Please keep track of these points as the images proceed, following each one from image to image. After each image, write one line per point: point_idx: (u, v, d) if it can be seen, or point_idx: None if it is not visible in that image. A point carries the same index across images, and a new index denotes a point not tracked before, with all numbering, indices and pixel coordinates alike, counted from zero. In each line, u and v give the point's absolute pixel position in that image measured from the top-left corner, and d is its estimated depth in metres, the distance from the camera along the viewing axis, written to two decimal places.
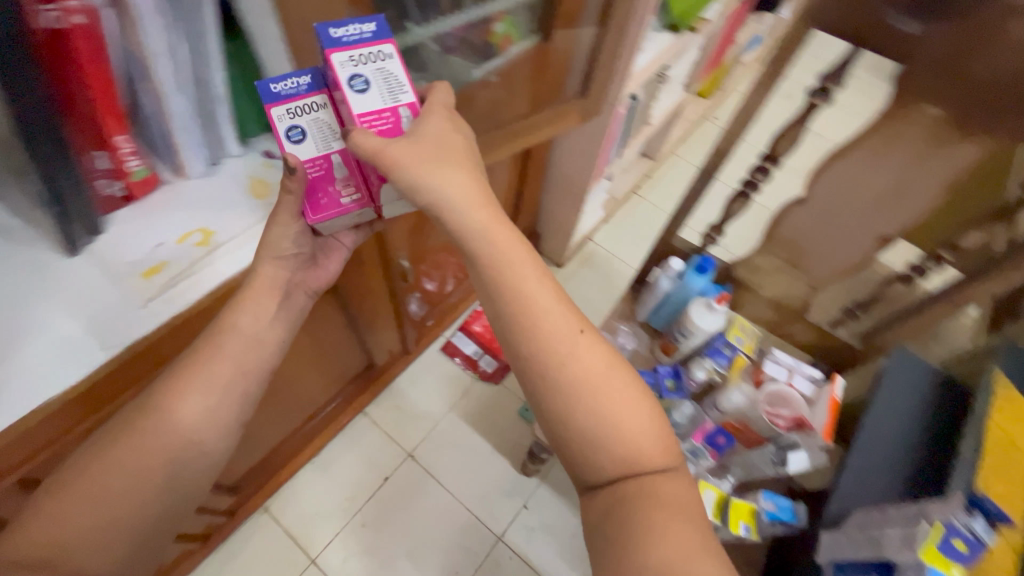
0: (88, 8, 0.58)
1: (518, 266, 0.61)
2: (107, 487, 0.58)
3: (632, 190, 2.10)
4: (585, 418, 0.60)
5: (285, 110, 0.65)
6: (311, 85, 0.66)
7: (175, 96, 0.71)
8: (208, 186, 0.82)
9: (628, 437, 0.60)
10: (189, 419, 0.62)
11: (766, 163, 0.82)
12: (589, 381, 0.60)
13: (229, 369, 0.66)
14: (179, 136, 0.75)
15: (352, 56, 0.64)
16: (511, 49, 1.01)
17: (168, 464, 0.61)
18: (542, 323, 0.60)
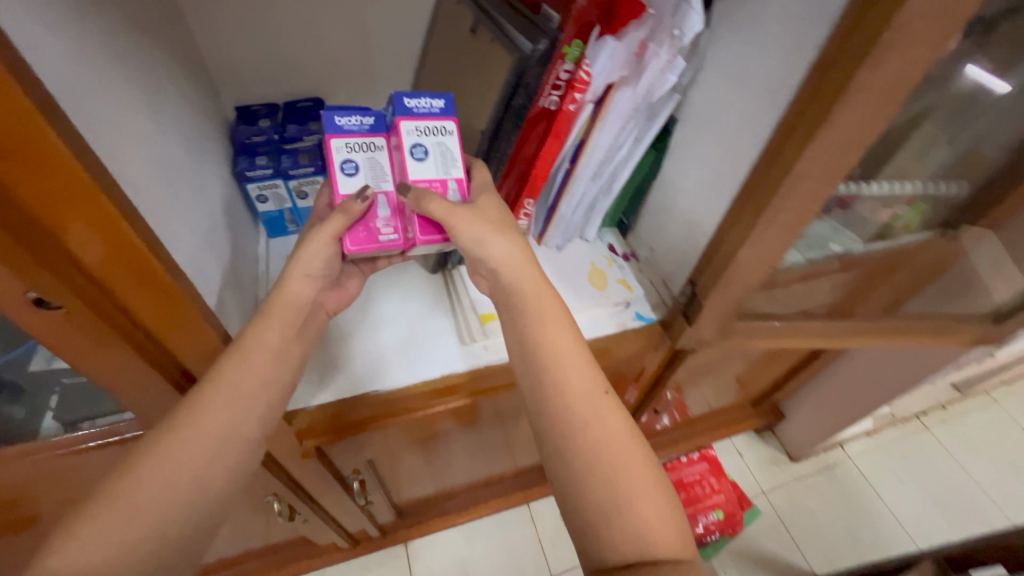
0: (582, 101, 0.61)
1: (544, 301, 0.55)
2: (135, 513, 0.45)
3: (917, 412, 1.65)
4: (599, 476, 0.48)
5: (344, 144, 0.57)
6: (374, 126, 0.58)
7: (583, 181, 0.73)
8: (554, 259, 0.82)
9: (641, 514, 0.47)
10: (218, 430, 0.51)
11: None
12: (609, 446, 0.49)
13: (261, 374, 0.54)
14: (561, 211, 0.77)
15: (421, 127, 0.57)
16: (904, 238, 0.86)
17: (196, 478, 0.49)
18: (555, 369, 0.53)
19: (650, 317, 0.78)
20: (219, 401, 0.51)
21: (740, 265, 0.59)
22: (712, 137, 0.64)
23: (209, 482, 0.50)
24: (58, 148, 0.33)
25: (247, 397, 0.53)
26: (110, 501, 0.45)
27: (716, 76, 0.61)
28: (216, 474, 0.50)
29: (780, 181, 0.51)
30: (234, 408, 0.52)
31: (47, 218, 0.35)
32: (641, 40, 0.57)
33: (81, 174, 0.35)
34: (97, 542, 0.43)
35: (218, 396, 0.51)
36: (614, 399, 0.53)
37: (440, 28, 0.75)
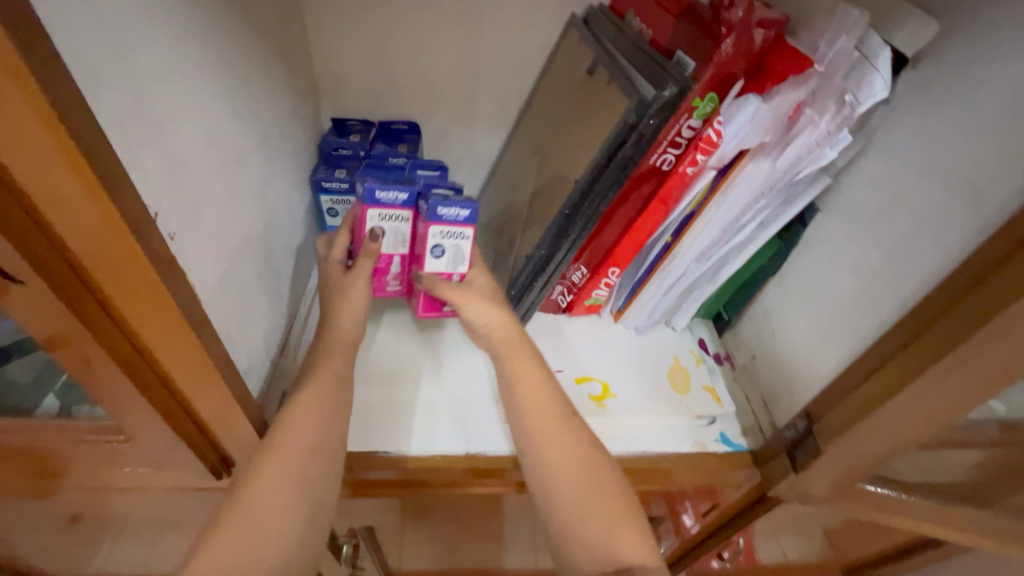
0: (702, 166, 0.50)
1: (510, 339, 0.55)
2: (252, 521, 0.42)
3: None
4: (565, 498, 0.48)
5: (375, 210, 0.54)
6: (409, 200, 0.54)
7: (685, 261, 0.61)
8: (630, 343, 0.70)
9: (608, 534, 0.47)
10: (310, 437, 0.47)
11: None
12: (563, 463, 0.49)
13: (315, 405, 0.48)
14: (648, 290, 0.65)
15: (446, 230, 0.52)
16: None
17: (302, 485, 0.45)
18: (522, 391, 0.52)
19: (740, 444, 0.61)
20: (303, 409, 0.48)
21: (892, 415, 0.42)
22: (871, 238, 0.49)
23: (315, 491, 0.46)
24: (53, 118, 0.24)
25: (327, 410, 0.49)
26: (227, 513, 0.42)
27: (891, 162, 0.48)
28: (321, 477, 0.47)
29: (987, 318, 0.34)
30: (324, 415, 0.49)
31: (37, 201, 0.26)
32: (798, 102, 0.45)
33: (74, 153, 0.25)
34: (223, 550, 0.40)
35: (302, 409, 0.48)
36: (580, 423, 0.52)
37: (557, 68, 0.68)
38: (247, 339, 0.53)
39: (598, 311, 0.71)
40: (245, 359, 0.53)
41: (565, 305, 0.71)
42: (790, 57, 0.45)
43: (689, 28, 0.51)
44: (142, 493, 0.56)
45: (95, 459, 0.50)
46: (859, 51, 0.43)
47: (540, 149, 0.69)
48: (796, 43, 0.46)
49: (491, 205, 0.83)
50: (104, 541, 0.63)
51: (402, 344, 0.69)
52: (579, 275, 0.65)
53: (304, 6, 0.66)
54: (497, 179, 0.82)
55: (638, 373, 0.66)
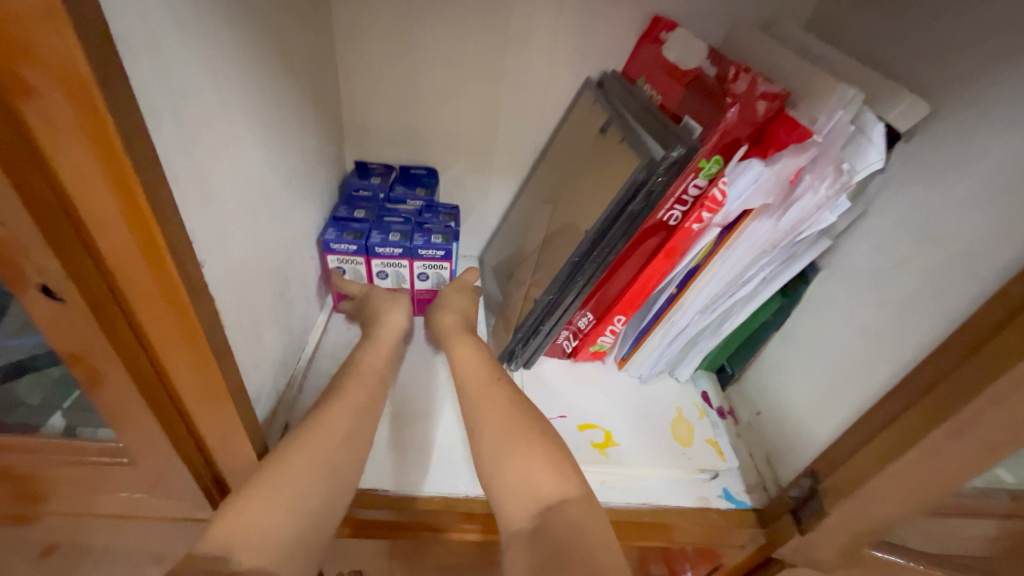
0: (708, 223, 0.53)
1: (460, 341, 0.63)
2: (278, 493, 0.41)
3: None
4: (491, 437, 0.49)
5: (334, 257, 0.69)
6: (359, 249, 0.68)
7: (689, 313, 0.62)
8: (633, 392, 0.70)
9: (532, 473, 0.45)
10: (345, 426, 0.48)
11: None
12: (487, 417, 0.51)
13: (343, 427, 0.48)
14: (653, 339, 0.66)
15: (429, 264, 0.71)
16: None
17: (328, 467, 0.45)
18: (461, 368, 0.58)
19: (744, 501, 0.60)
20: (345, 406, 0.50)
21: (897, 477, 0.42)
22: (873, 298, 0.51)
23: (344, 474, 0.45)
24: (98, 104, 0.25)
25: (360, 404, 0.51)
26: (252, 489, 0.41)
27: (889, 227, 0.50)
28: (348, 455, 0.46)
29: (987, 379, 0.35)
30: (363, 411, 0.50)
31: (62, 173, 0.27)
32: (798, 169, 0.48)
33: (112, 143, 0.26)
34: (243, 519, 0.39)
35: (339, 411, 0.49)
36: (508, 387, 0.55)
37: (571, 124, 0.72)
38: (257, 367, 0.54)
39: (603, 357, 0.72)
40: (253, 387, 0.53)
41: (569, 350, 0.72)
42: (790, 126, 0.47)
43: (696, 94, 0.55)
44: (134, 521, 0.55)
45: (101, 480, 0.49)
46: (854, 124, 0.46)
47: (551, 198, 0.72)
48: (796, 114, 0.48)
49: (501, 250, 0.85)
50: (89, 568, 0.62)
51: (406, 384, 0.69)
52: (585, 321, 0.67)
53: (338, 61, 0.72)
54: (508, 225, 0.85)
55: (640, 422, 0.66)
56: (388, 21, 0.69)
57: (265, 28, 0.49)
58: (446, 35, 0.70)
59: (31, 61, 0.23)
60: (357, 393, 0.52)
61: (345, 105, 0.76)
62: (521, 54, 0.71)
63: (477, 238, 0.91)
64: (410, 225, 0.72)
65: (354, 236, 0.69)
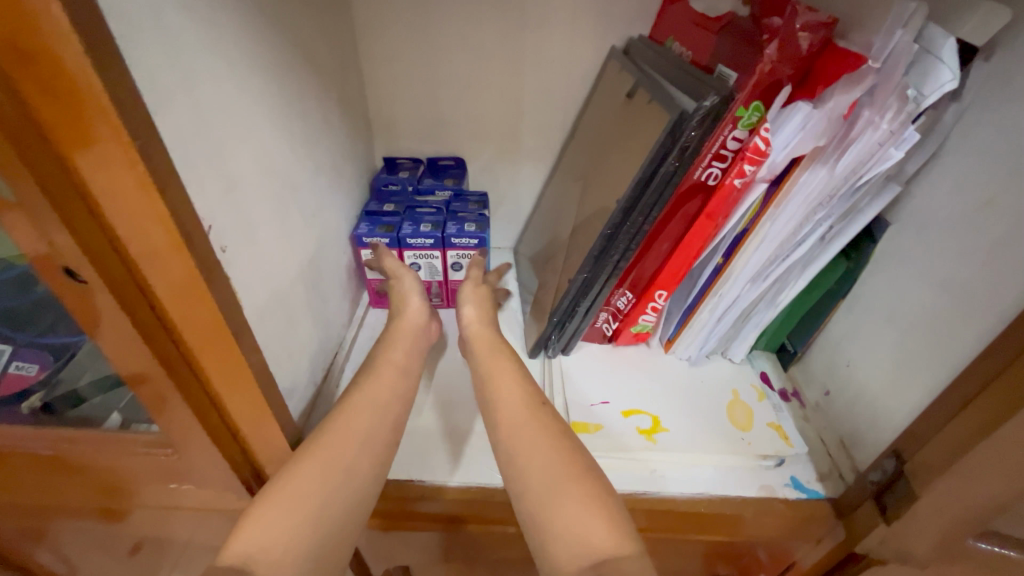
0: (752, 178, 0.48)
1: (493, 346, 0.56)
2: (298, 498, 0.40)
3: None
4: (533, 472, 0.42)
5: (367, 250, 0.69)
6: (391, 242, 0.68)
7: (739, 284, 0.57)
8: (682, 375, 0.65)
9: (576, 517, 0.38)
10: (363, 421, 0.47)
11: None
12: (526, 446, 0.44)
13: (366, 418, 0.47)
14: (700, 316, 0.61)
15: (462, 253, 0.69)
16: None
17: (347, 465, 0.43)
18: (492, 374, 0.52)
19: (816, 490, 0.54)
20: (366, 400, 0.49)
21: (1000, 448, 0.36)
22: (955, 247, 0.44)
23: (358, 475, 0.43)
24: (90, 74, 0.25)
25: (382, 400, 0.49)
26: (272, 489, 0.41)
27: (969, 165, 0.43)
28: (368, 462, 0.45)
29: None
30: (385, 411, 0.49)
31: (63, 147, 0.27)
32: (853, 103, 0.42)
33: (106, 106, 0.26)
34: (260, 521, 0.39)
35: (364, 403, 0.48)
36: (553, 414, 0.48)
37: (598, 99, 0.69)
38: (293, 359, 0.54)
39: (647, 340, 0.68)
40: (289, 379, 0.54)
41: (609, 335, 0.68)
42: (841, 57, 0.42)
43: (729, 42, 0.51)
44: (187, 519, 0.57)
45: (151, 473, 0.49)
46: (919, 43, 0.40)
47: (582, 177, 0.69)
48: (846, 44, 0.43)
49: (535, 240, 0.82)
50: (154, 562, 0.65)
51: (443, 375, 0.68)
52: (624, 301, 0.63)
53: (362, 60, 0.73)
54: (541, 211, 0.82)
55: (691, 408, 0.61)
56: (407, 16, 0.69)
57: (284, 24, 0.50)
58: (465, 22, 0.69)
59: (37, 55, 0.24)
60: (385, 382, 0.52)
61: (372, 103, 0.77)
62: (542, 32, 0.69)
63: (511, 228, 0.89)
64: (441, 216, 0.71)
65: (386, 229, 0.69)
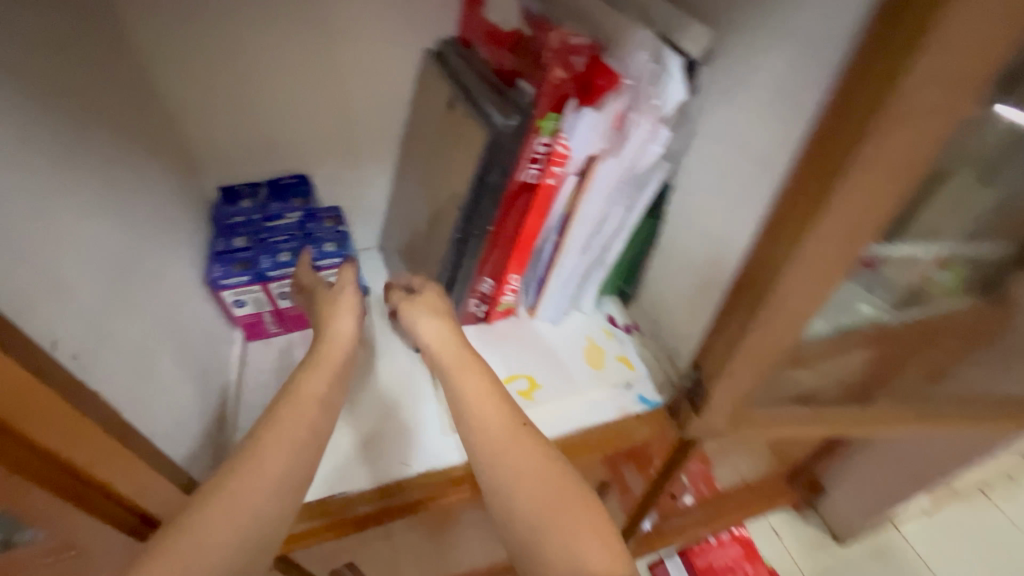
0: (563, 175, 0.57)
1: (456, 352, 0.55)
2: (201, 549, 0.41)
3: (979, 489, 1.41)
4: (525, 504, 0.45)
5: (229, 292, 0.68)
6: (251, 279, 0.67)
7: (573, 255, 0.68)
8: (547, 334, 0.77)
9: (570, 546, 0.42)
10: (279, 465, 0.47)
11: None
12: (520, 479, 0.46)
13: (281, 462, 0.47)
14: (550, 285, 0.72)
15: (328, 272, 0.71)
16: (946, 305, 0.74)
17: (256, 516, 0.44)
18: (468, 392, 0.51)
19: (655, 399, 0.70)
20: (293, 425, 0.50)
21: (751, 350, 0.51)
22: (710, 205, 0.58)
23: (267, 518, 0.45)
24: None
25: (311, 425, 0.51)
26: (172, 535, 0.42)
27: (709, 143, 0.57)
28: (285, 486, 0.47)
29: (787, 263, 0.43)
30: (304, 434, 0.50)
31: None
32: (620, 111, 0.53)
33: None
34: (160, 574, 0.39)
35: (285, 431, 0.49)
36: (536, 434, 0.49)
37: (423, 103, 0.72)
38: (179, 425, 0.54)
39: (514, 312, 0.77)
40: (180, 445, 0.54)
41: (482, 316, 0.77)
42: (603, 74, 0.52)
43: (523, 55, 0.58)
44: None
45: None
46: (659, 61, 0.52)
47: (426, 177, 0.73)
48: (609, 60, 0.53)
49: (398, 238, 0.85)
50: None
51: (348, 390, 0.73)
52: (487, 286, 0.71)
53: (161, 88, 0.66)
54: (397, 209, 0.85)
55: (557, 362, 0.73)
56: (202, 38, 0.64)
57: (64, 92, 0.46)
58: (271, 38, 0.67)
59: None
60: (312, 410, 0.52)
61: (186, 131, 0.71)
62: (355, 39, 0.69)
63: (373, 227, 0.91)
64: (298, 240, 0.71)
65: (242, 267, 0.68)
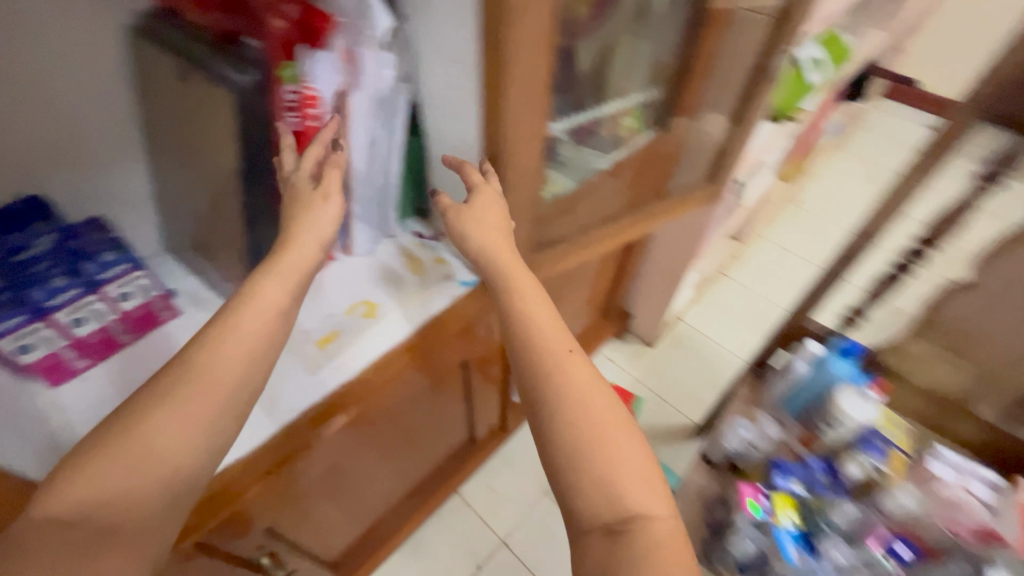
0: (320, 115, 0.66)
1: (513, 271, 0.63)
2: (140, 474, 0.46)
3: (719, 271, 1.99)
4: (564, 435, 0.52)
5: (4, 340, 0.61)
6: (29, 315, 0.62)
7: (361, 183, 0.79)
8: (369, 263, 0.87)
9: (603, 471, 0.50)
10: (210, 409, 0.49)
11: (984, 187, 0.70)
12: (568, 398, 0.54)
13: (217, 405, 0.50)
14: (354, 218, 0.81)
15: (120, 281, 0.69)
16: (638, 140, 1.05)
17: (188, 458, 0.48)
18: (518, 309, 0.60)
19: (473, 279, 0.87)
20: (210, 376, 0.50)
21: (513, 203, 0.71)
22: (447, 110, 0.72)
23: (198, 459, 0.49)
24: None
25: (230, 386, 0.51)
26: (116, 463, 0.45)
27: (427, 59, 0.69)
28: (188, 449, 0.48)
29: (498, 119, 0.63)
30: (218, 397, 0.50)
31: None
32: (345, 47, 0.64)
33: None
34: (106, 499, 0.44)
35: (204, 376, 0.50)
36: (581, 359, 0.57)
37: (150, 84, 0.70)
38: None
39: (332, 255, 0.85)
40: None
41: None
42: (314, 18, 0.61)
43: (231, 12, 0.62)
44: None
45: None
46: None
47: (192, 157, 0.73)
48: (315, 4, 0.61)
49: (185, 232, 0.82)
50: None
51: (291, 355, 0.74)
52: None
53: None
54: (169, 203, 0.81)
55: (386, 281, 0.84)
56: None
57: None
58: None
59: None
60: (232, 349, 0.52)
61: None
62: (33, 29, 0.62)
63: (150, 231, 0.85)
64: (65, 263, 0.68)
65: (9, 309, 0.62)
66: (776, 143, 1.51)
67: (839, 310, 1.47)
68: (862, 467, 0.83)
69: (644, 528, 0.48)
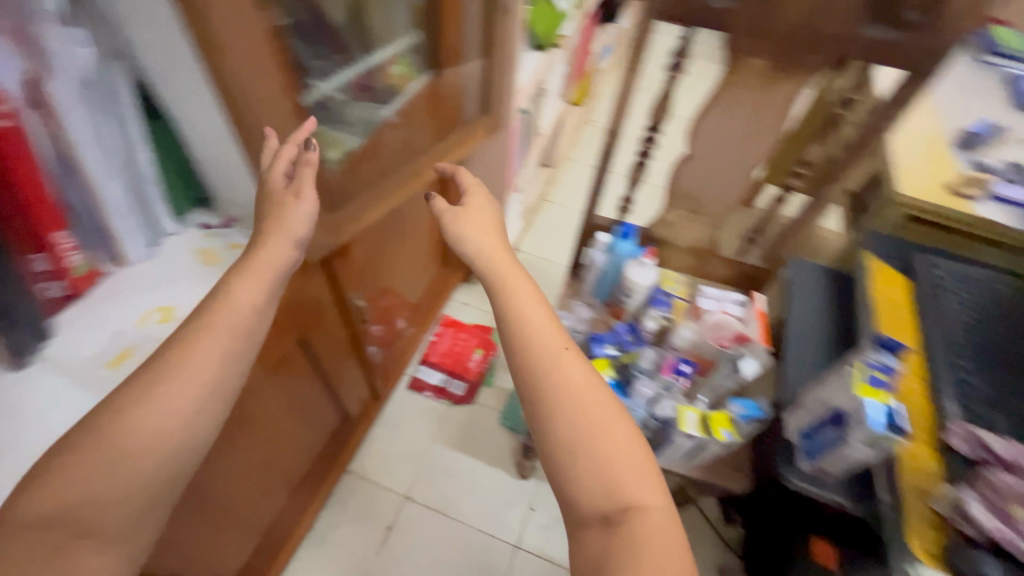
0: (14, 111, 0.63)
1: (506, 268, 0.63)
2: (114, 473, 0.48)
3: (542, 198, 2.18)
4: (567, 430, 0.53)
5: None
6: None
7: (104, 182, 0.74)
8: (152, 267, 0.83)
9: (602, 459, 0.53)
10: (187, 407, 0.51)
11: (674, 75, 0.87)
12: (567, 393, 0.55)
13: (189, 404, 0.51)
14: (112, 222, 0.77)
15: None
16: (410, 86, 1.11)
17: (172, 453, 0.51)
18: (516, 304, 0.60)
19: None
20: (181, 377, 0.52)
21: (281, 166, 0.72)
22: (173, 81, 0.71)
23: (184, 452, 0.51)
24: None
25: (205, 379, 0.53)
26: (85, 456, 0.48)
27: (129, 31, 0.67)
28: (165, 443, 0.50)
29: (227, 84, 0.64)
30: (185, 402, 0.51)
31: None
32: (19, 28, 0.60)
33: None
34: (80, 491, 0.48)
35: (176, 377, 0.52)
36: (575, 355, 0.58)
37: None
38: None
39: (101, 272, 0.80)
40: None
41: (68, 295, 0.77)
42: None
43: None
44: None
45: None
46: None
47: None
48: None
49: None
50: None
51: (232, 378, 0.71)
52: (44, 260, 0.72)
53: None
54: None
55: (176, 282, 0.81)
56: None
57: None
58: None
59: None
60: (202, 354, 0.53)
61: None
62: None
63: None
64: None
65: None
66: (550, 69, 1.67)
67: (614, 202, 1.75)
68: (656, 321, 1.06)
69: (643, 519, 0.51)
